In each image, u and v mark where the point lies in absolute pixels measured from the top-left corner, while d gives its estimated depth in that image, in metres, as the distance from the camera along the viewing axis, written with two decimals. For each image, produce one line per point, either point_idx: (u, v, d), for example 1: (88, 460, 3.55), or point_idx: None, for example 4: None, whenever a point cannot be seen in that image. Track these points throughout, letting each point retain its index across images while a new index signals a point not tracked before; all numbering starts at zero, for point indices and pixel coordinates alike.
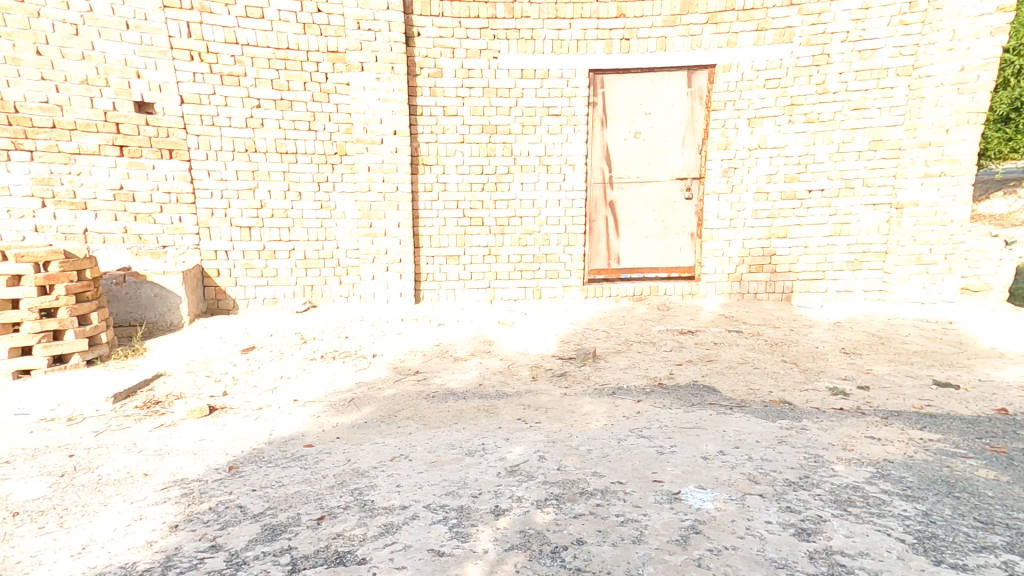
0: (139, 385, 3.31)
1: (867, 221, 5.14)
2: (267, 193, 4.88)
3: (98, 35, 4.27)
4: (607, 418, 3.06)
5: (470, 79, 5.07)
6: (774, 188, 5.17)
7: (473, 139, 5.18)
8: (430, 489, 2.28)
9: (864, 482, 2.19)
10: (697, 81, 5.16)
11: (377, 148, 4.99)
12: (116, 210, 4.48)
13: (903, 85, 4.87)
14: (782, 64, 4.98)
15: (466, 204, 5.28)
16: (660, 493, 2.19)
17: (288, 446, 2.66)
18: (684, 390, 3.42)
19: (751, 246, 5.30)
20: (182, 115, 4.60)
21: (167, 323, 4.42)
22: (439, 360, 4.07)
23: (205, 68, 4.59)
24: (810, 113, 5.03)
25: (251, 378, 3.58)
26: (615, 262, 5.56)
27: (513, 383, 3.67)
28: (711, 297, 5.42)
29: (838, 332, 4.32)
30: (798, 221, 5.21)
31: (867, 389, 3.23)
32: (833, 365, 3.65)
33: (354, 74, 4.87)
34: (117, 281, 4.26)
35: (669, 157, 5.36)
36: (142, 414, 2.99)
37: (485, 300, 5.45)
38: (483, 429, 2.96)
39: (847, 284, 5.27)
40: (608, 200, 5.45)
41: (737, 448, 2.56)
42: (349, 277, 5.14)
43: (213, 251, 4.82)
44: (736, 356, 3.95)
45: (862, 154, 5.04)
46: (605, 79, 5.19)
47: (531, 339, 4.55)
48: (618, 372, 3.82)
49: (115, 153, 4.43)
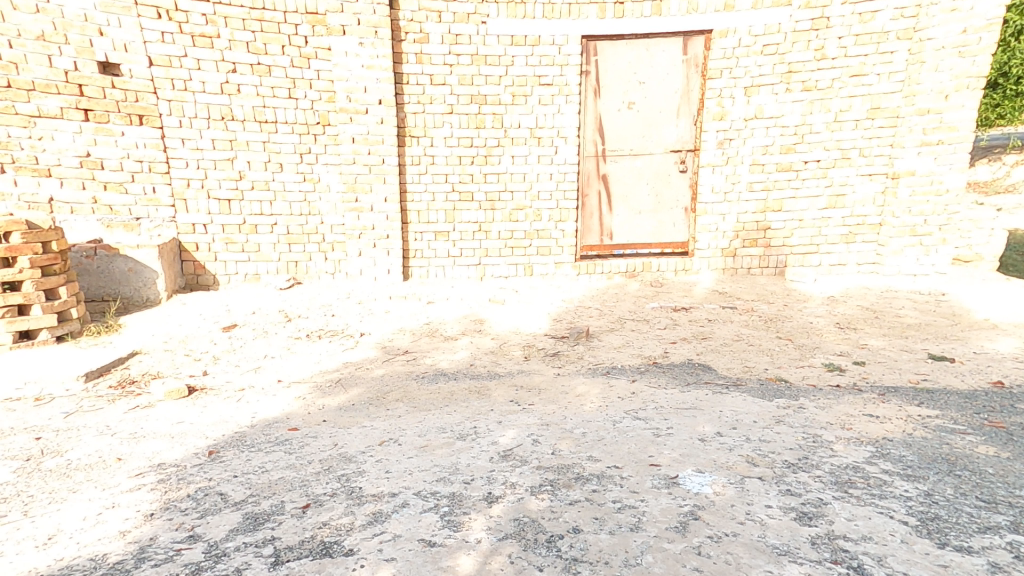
0: (115, 362, 3.15)
1: (863, 192, 5.04)
2: (246, 164, 4.64)
3: None
4: (601, 399, 2.99)
5: (458, 46, 4.82)
6: (769, 159, 5.05)
7: (462, 109, 4.96)
8: (420, 475, 2.19)
9: (863, 462, 2.14)
10: (693, 48, 4.95)
11: (362, 118, 4.76)
12: (84, 178, 4.23)
13: (903, 49, 4.71)
14: (780, 29, 4.78)
15: (455, 177, 5.09)
16: (656, 478, 2.13)
17: (271, 429, 2.54)
18: (679, 369, 3.36)
19: (746, 220, 5.19)
20: (151, 78, 4.31)
21: (143, 298, 4.21)
22: (429, 340, 3.96)
23: (175, 28, 4.29)
24: (807, 81, 4.86)
25: (232, 357, 3.42)
26: (607, 238, 5.43)
27: (504, 363, 3.59)
28: (704, 273, 5.34)
29: (832, 307, 4.25)
30: (793, 194, 5.10)
31: (863, 364, 3.17)
32: (829, 341, 3.59)
33: (335, 38, 4.59)
34: (87, 254, 4.03)
35: (664, 129, 5.19)
36: (117, 394, 2.82)
37: (475, 277, 5.32)
38: (475, 411, 2.88)
39: (840, 258, 5.21)
40: (601, 173, 5.28)
41: (734, 429, 2.51)
42: (334, 253, 4.97)
43: (190, 225, 4.60)
44: (730, 333, 3.89)
45: (860, 123, 4.90)
46: (598, 46, 4.96)
47: (522, 317, 4.46)
48: (612, 351, 3.74)
49: (80, 118, 4.15)
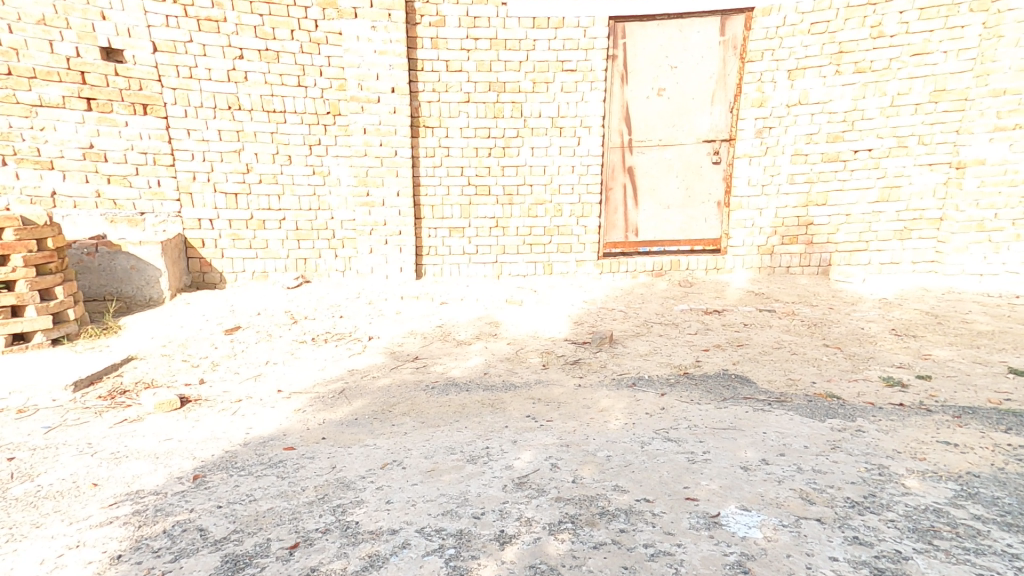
0: (107, 369, 2.97)
1: (921, 183, 4.58)
2: (254, 156, 4.45)
3: None
4: (627, 416, 2.69)
5: (476, 28, 4.52)
6: (814, 148, 4.64)
7: (479, 97, 4.67)
8: (423, 508, 1.94)
9: (947, 503, 1.75)
10: (730, 28, 4.56)
11: (374, 107, 4.52)
12: (86, 170, 4.08)
13: (976, 22, 4.21)
14: (832, 5, 4.36)
15: (471, 169, 4.81)
16: (695, 516, 1.83)
17: (265, 448, 2.32)
18: (714, 381, 3.02)
19: (785, 215, 4.79)
20: (156, 65, 4.14)
21: (146, 298, 4.06)
22: (442, 345, 3.71)
23: (180, 11, 4.10)
24: (860, 62, 4.42)
25: (232, 363, 3.21)
26: (633, 234, 5.09)
27: (521, 372, 3.31)
28: (738, 272, 4.96)
29: (886, 311, 3.83)
30: (840, 186, 4.68)
31: (929, 379, 2.72)
32: (885, 349, 3.17)
33: (346, 22, 4.35)
34: (88, 251, 3.88)
35: (697, 117, 4.80)
36: (105, 406, 2.64)
37: (492, 275, 5.05)
38: (488, 428, 2.61)
39: (893, 256, 4.76)
40: (627, 165, 4.93)
41: (783, 456, 2.15)
42: (344, 251, 4.76)
43: (196, 220, 4.44)
44: (770, 340, 3.52)
45: (921, 106, 4.44)
46: (626, 28, 4.60)
47: (540, 320, 4.17)
48: (638, 358, 3.43)
49: (82, 107, 4.00)
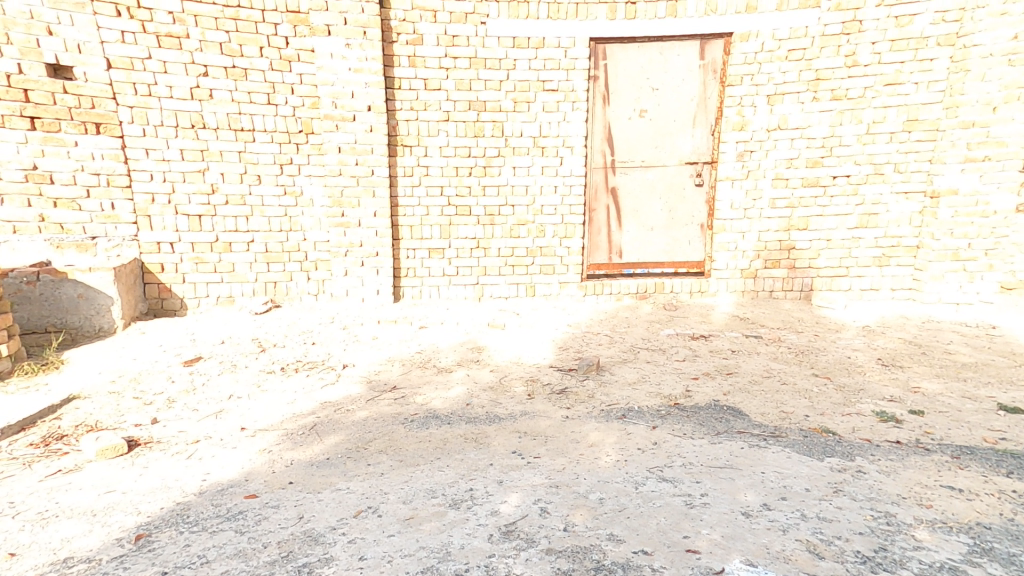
0: (42, 412, 2.67)
1: (898, 211, 4.67)
2: (220, 175, 4.22)
3: None
4: (618, 452, 2.56)
5: (455, 49, 4.43)
6: (794, 173, 4.68)
7: (459, 117, 4.57)
8: (402, 565, 1.75)
9: (961, 560, 1.66)
10: (710, 52, 4.60)
11: (349, 125, 4.36)
12: (29, 194, 3.80)
13: (945, 55, 4.33)
14: (807, 33, 4.43)
15: (451, 190, 4.69)
16: (698, 573, 1.69)
17: (223, 497, 2.09)
18: (706, 413, 2.92)
19: (768, 239, 4.80)
20: (110, 82, 3.89)
21: (95, 328, 3.74)
22: (421, 373, 3.52)
23: (137, 27, 3.88)
24: (836, 89, 4.50)
25: (191, 399, 2.95)
26: (617, 256, 5.03)
27: (504, 403, 3.14)
28: (722, 296, 4.94)
29: (870, 339, 3.83)
30: (820, 212, 4.72)
31: (922, 415, 2.68)
32: (873, 381, 3.14)
33: (319, 39, 4.20)
34: (29, 279, 3.53)
35: (679, 139, 4.80)
36: (37, 455, 2.34)
37: (473, 298, 4.90)
38: (470, 467, 2.44)
39: (872, 282, 4.81)
40: (610, 187, 4.88)
41: (785, 500, 2.05)
42: (318, 272, 4.54)
43: (155, 243, 4.17)
44: (759, 369, 3.45)
45: (895, 135, 4.53)
46: (607, 50, 4.59)
47: (523, 345, 4.03)
48: (626, 388, 3.31)
49: (25, 126, 3.72)
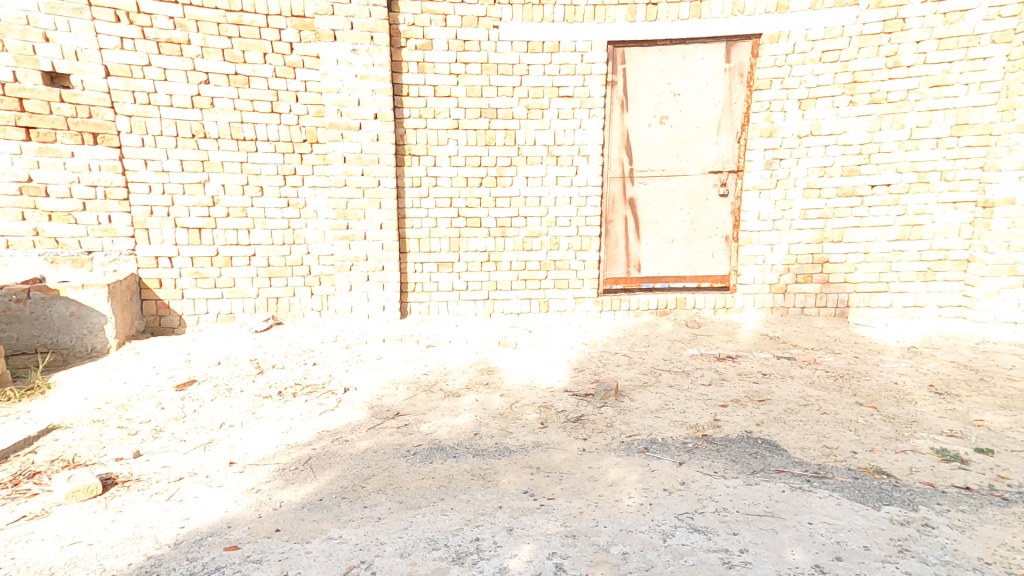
0: (17, 446, 2.48)
1: (945, 222, 4.34)
2: (220, 187, 4.08)
3: None
4: (642, 494, 2.28)
5: (465, 53, 4.25)
6: (827, 182, 4.39)
7: (469, 124, 4.37)
8: None
9: None
10: (737, 55, 4.34)
11: (355, 134, 4.19)
12: (23, 207, 3.69)
13: (999, 54, 4.02)
14: (844, 33, 4.15)
15: (461, 201, 4.48)
16: None
17: (200, 550, 1.86)
18: (739, 448, 2.62)
19: (799, 252, 4.51)
20: (108, 90, 3.77)
21: (88, 348, 3.59)
22: (428, 397, 3.28)
23: (137, 33, 3.75)
24: (876, 92, 4.20)
25: (180, 428, 2.76)
26: (635, 270, 4.76)
27: (515, 433, 2.88)
28: (749, 312, 4.64)
29: (918, 362, 3.50)
30: (856, 223, 4.42)
31: (991, 455, 2.37)
32: (928, 411, 2.82)
33: (324, 44, 4.05)
34: (18, 297, 3.39)
35: (702, 146, 4.54)
36: (4, 496, 2.15)
37: (483, 313, 4.67)
38: (477, 510, 2.18)
39: (917, 299, 4.47)
40: (628, 197, 4.63)
41: (840, 562, 1.76)
42: (322, 287, 4.37)
43: (153, 258, 4.02)
44: (795, 395, 3.14)
45: (942, 141, 4.21)
46: (626, 53, 4.36)
47: (536, 366, 3.78)
48: (648, 416, 3.03)
49: (20, 137, 3.61)
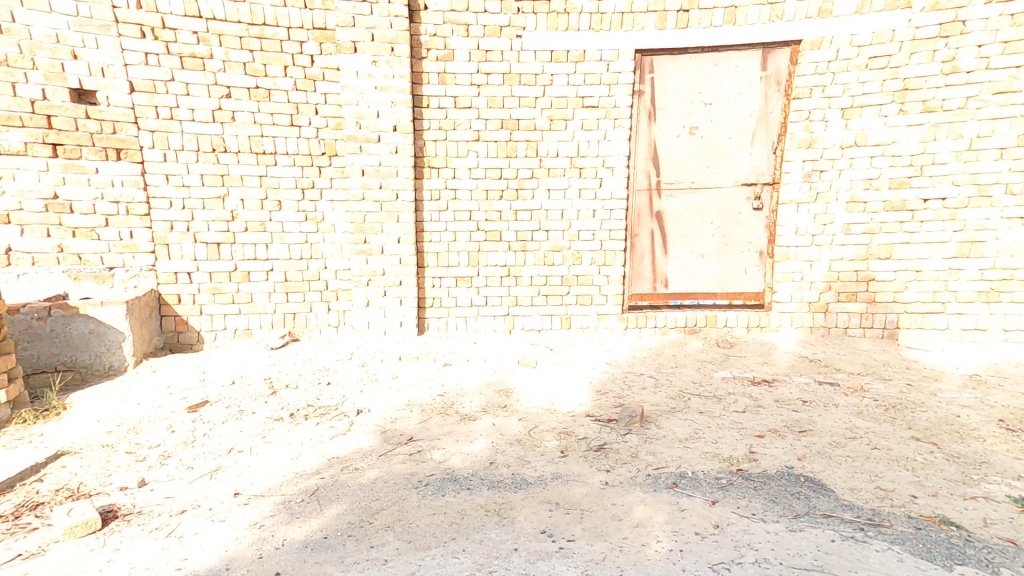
0: (24, 474, 2.44)
1: (1011, 239, 3.96)
2: (239, 202, 4.06)
3: (19, 4, 3.46)
4: (671, 538, 2.06)
5: (487, 63, 4.15)
6: (873, 196, 4.11)
7: (490, 135, 4.26)
8: None
9: None
10: (774, 62, 4.11)
11: (373, 146, 4.12)
12: (48, 223, 3.73)
13: None
14: (894, 37, 3.89)
15: (480, 214, 4.36)
16: None
17: None
18: (778, 486, 2.38)
19: (841, 269, 4.23)
20: (133, 106, 3.79)
21: (106, 366, 3.59)
22: (442, 421, 3.13)
23: (161, 48, 3.77)
24: (929, 100, 3.91)
25: (188, 453, 2.68)
26: (661, 285, 4.54)
27: (534, 462, 2.70)
28: (785, 331, 4.37)
29: (982, 393, 3.17)
30: (907, 239, 4.11)
31: None
32: (998, 450, 2.53)
33: (345, 57, 4.00)
34: (39, 315, 3.40)
35: (734, 157, 4.31)
36: (4, 531, 2.08)
37: (503, 329, 4.52)
38: (490, 553, 2.00)
39: (978, 321, 4.11)
40: (655, 210, 4.43)
41: None
42: (339, 302, 4.31)
43: (172, 274, 4.02)
44: (841, 426, 2.87)
45: (1006, 151, 3.88)
46: (654, 62, 4.19)
47: (556, 387, 3.59)
48: (676, 446, 2.80)
49: (47, 153, 3.66)
